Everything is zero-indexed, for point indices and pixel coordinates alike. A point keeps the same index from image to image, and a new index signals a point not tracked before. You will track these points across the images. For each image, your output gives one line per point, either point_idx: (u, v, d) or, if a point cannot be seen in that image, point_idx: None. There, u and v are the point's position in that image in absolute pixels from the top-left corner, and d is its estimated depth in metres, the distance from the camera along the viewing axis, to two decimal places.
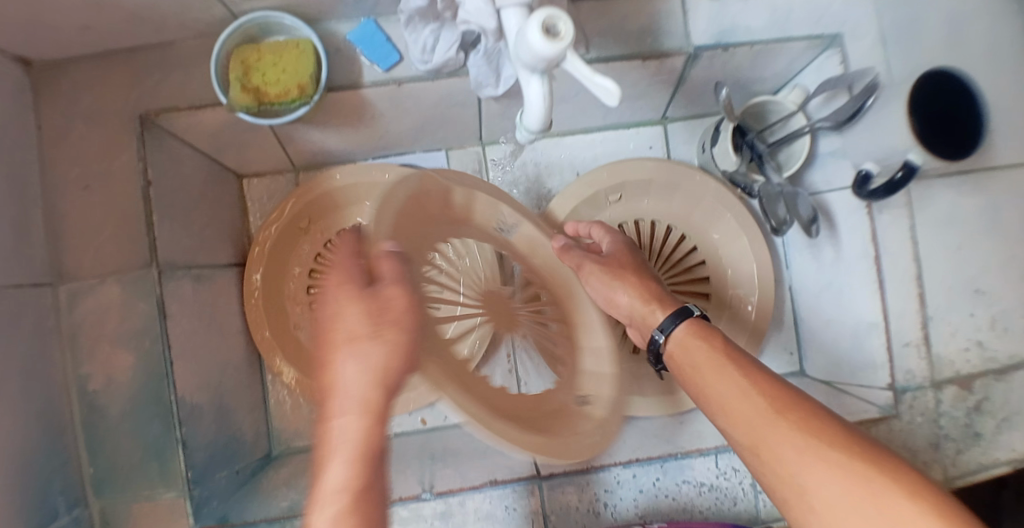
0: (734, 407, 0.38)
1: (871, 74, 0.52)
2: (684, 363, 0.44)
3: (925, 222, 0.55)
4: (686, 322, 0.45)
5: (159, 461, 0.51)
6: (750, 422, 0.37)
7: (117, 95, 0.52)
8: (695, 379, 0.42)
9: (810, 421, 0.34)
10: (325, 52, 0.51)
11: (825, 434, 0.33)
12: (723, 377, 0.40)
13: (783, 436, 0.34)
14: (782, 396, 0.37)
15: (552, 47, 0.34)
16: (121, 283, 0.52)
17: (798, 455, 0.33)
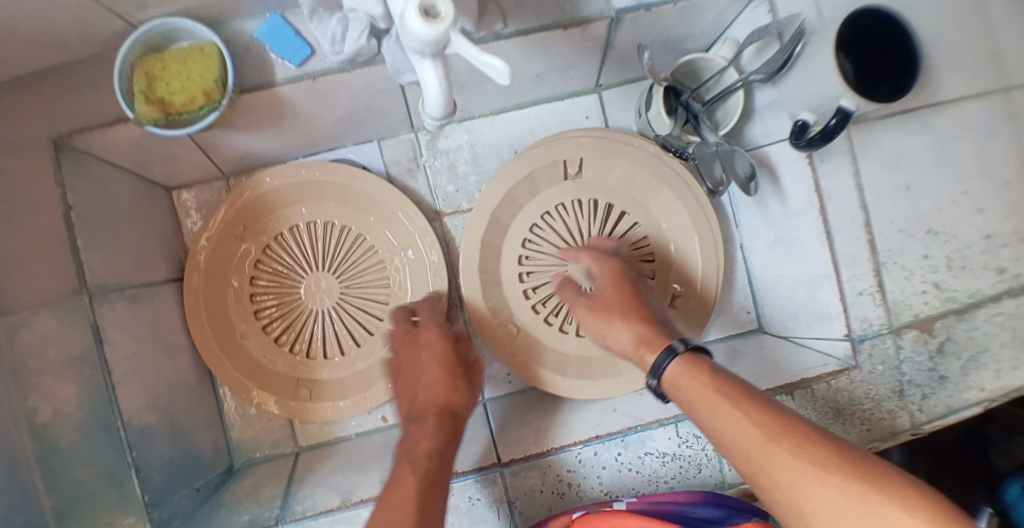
0: (733, 439, 0.37)
1: (798, 19, 0.50)
2: (682, 395, 0.43)
3: (870, 165, 0.55)
4: (679, 358, 0.44)
5: (114, 488, 0.51)
6: (748, 453, 0.36)
7: (24, 119, 0.51)
8: (691, 409, 0.41)
9: (805, 447, 0.34)
10: (231, 54, 0.49)
11: (823, 458, 0.33)
12: (718, 409, 0.39)
13: (782, 465, 0.34)
14: (777, 421, 0.37)
15: (431, 29, 0.33)
16: (54, 314, 0.49)
17: (803, 485, 0.32)
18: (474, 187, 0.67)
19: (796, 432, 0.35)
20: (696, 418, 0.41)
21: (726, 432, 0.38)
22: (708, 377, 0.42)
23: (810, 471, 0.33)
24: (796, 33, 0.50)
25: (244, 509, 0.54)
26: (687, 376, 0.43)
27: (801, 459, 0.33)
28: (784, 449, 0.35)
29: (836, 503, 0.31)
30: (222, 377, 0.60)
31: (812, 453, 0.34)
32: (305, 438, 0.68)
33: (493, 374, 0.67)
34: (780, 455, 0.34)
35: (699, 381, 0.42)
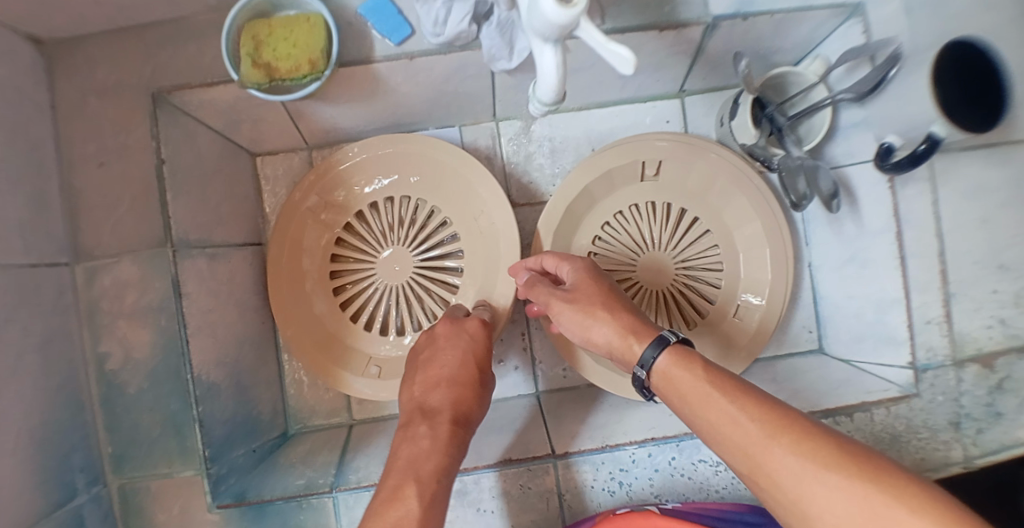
0: (728, 437, 0.36)
1: (894, 44, 0.50)
2: (671, 393, 0.41)
3: (949, 195, 0.54)
4: (668, 351, 0.42)
5: (178, 438, 0.52)
6: (745, 451, 0.36)
7: (129, 71, 0.52)
8: (689, 409, 0.39)
9: (806, 443, 0.33)
10: (337, 26, 0.50)
11: (824, 456, 0.32)
12: (711, 406, 0.38)
13: (782, 463, 0.33)
14: (774, 416, 0.35)
15: (565, 13, 0.34)
16: (136, 260, 0.51)
17: (805, 488, 0.32)
18: (549, 179, 0.68)
19: (794, 426, 0.34)
20: (694, 417, 0.39)
21: (723, 429, 0.37)
22: (697, 369, 0.40)
23: (812, 469, 0.32)
24: (891, 56, 0.50)
25: (298, 473, 0.55)
26: (676, 369, 0.41)
27: (803, 457, 0.33)
28: (783, 445, 0.34)
29: (839, 502, 0.30)
30: (288, 338, 0.60)
31: (815, 450, 0.33)
32: (362, 411, 0.69)
33: (549, 367, 0.67)
34: (782, 453, 0.33)
35: (688, 375, 0.40)
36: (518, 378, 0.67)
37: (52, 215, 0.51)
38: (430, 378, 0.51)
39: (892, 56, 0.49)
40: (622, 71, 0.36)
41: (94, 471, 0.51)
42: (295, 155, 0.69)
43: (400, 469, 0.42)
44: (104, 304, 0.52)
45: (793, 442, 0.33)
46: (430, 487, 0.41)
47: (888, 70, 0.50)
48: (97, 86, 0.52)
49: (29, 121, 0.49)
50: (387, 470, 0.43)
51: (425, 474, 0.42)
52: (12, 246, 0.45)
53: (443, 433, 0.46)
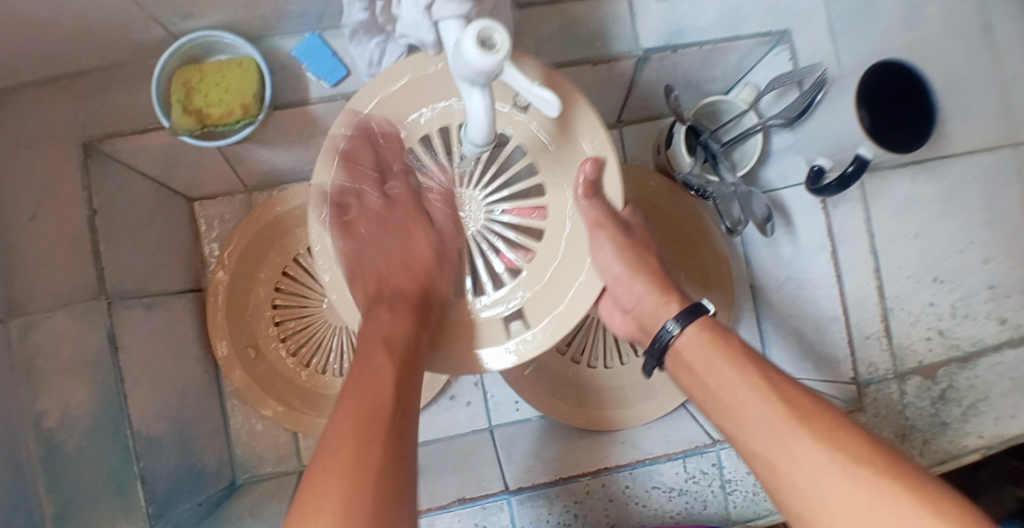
0: (741, 413, 0.38)
1: (819, 69, 0.52)
2: (691, 363, 0.43)
3: (881, 213, 0.56)
4: (698, 321, 0.44)
5: (119, 496, 0.50)
6: (762, 427, 0.37)
7: (59, 120, 0.51)
8: (711, 389, 0.41)
9: (830, 433, 0.34)
10: (269, 70, 0.50)
11: (836, 438, 0.33)
12: (729, 380, 0.39)
13: (798, 441, 0.34)
14: (807, 403, 0.36)
15: (488, 60, 0.33)
16: (70, 315, 0.50)
17: (815, 472, 0.33)
18: None
19: (814, 417, 0.35)
20: (716, 395, 0.40)
21: (740, 411, 0.38)
22: (721, 348, 0.41)
23: (820, 457, 0.33)
24: (816, 82, 0.52)
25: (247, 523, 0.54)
26: (702, 342, 0.42)
27: (821, 443, 0.33)
28: (799, 429, 0.35)
29: (840, 489, 0.31)
30: (230, 378, 0.58)
31: (832, 441, 0.33)
32: (310, 456, 0.68)
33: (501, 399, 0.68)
34: (796, 438, 0.34)
35: (710, 351, 0.42)
36: (470, 413, 0.67)
37: None
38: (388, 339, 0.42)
39: (817, 81, 0.52)
40: (547, 113, 0.34)
41: None
42: (232, 198, 0.69)
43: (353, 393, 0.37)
44: None
45: (810, 426, 0.34)
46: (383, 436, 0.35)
47: (813, 96, 0.52)
48: (26, 137, 0.51)
49: None
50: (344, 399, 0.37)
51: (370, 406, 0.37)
52: None
53: (396, 389, 0.39)
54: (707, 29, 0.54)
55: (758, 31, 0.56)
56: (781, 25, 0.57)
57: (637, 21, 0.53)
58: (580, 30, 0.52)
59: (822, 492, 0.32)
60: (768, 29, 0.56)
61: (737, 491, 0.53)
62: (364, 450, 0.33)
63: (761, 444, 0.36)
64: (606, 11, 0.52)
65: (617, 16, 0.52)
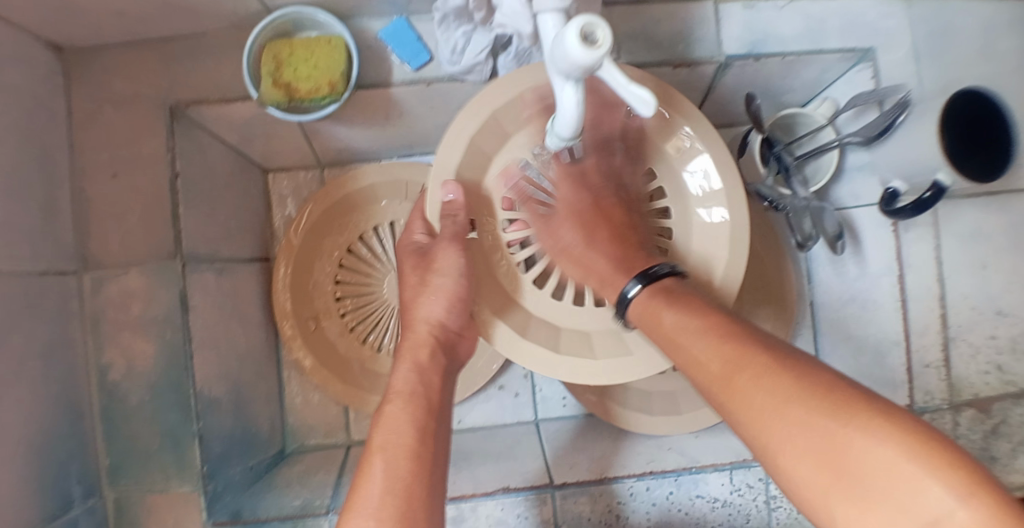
0: (704, 367, 0.35)
1: (904, 90, 0.52)
2: (657, 330, 0.39)
3: (951, 241, 0.56)
4: (652, 285, 0.41)
5: (176, 452, 0.51)
6: (716, 375, 0.34)
7: (148, 82, 0.53)
8: (669, 333, 0.37)
9: (802, 372, 0.30)
10: (356, 49, 0.51)
11: (791, 374, 0.30)
12: (692, 334, 0.36)
13: (762, 383, 0.31)
14: (753, 343, 0.34)
15: (589, 55, 0.32)
16: (142, 272, 0.52)
17: (777, 410, 0.30)
18: None
19: (766, 351, 0.33)
20: (673, 343, 0.37)
21: (701, 364, 0.35)
22: (687, 304, 0.38)
23: (787, 383, 0.30)
24: (899, 103, 0.52)
25: (294, 492, 0.55)
26: (660, 304, 0.39)
27: (787, 376, 0.30)
28: (755, 368, 0.32)
29: (807, 430, 0.28)
30: (290, 346, 0.59)
31: (797, 376, 0.30)
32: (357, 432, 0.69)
33: (548, 394, 0.69)
34: (758, 377, 0.31)
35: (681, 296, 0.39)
36: (516, 404, 0.68)
37: (61, 221, 0.50)
38: (421, 366, 0.42)
39: (900, 101, 0.51)
40: (644, 113, 0.32)
41: (90, 481, 0.51)
42: (304, 173, 0.71)
43: (391, 423, 0.37)
44: (110, 313, 0.52)
45: (774, 359, 0.32)
46: (424, 470, 0.35)
47: (896, 117, 0.52)
48: (116, 96, 0.53)
49: (45, 129, 0.49)
50: (389, 418, 0.38)
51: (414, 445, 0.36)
52: (20, 253, 0.45)
53: (427, 416, 0.39)
54: (792, 40, 0.54)
55: (843, 46, 0.55)
56: (867, 42, 0.55)
57: (722, 29, 0.53)
58: (662, 33, 0.52)
59: (788, 418, 0.29)
60: (852, 46, 0.55)
61: (780, 507, 0.54)
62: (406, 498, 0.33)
63: (720, 376, 0.33)
64: (691, 15, 0.52)
65: (703, 21, 0.52)
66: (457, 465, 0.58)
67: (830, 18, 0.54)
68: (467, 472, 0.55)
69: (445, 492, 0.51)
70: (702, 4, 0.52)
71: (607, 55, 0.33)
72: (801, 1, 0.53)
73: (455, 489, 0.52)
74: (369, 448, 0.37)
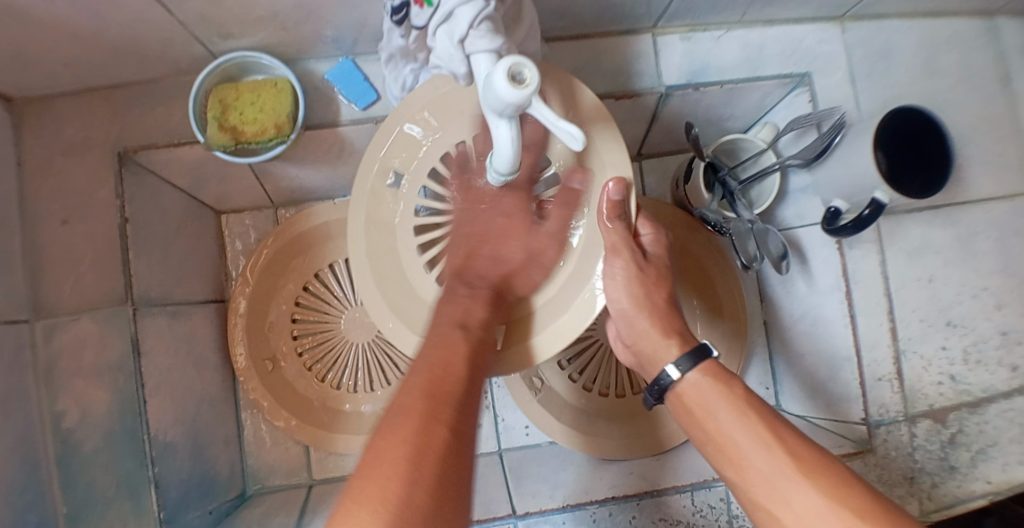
0: (746, 464, 0.36)
1: (838, 113, 0.53)
2: (696, 410, 0.40)
3: (895, 254, 0.58)
4: (702, 365, 0.41)
5: (132, 500, 0.51)
6: (763, 477, 0.35)
7: (100, 131, 0.53)
8: (730, 451, 0.38)
9: (839, 489, 0.31)
10: (303, 91, 0.52)
11: (842, 494, 0.31)
12: (735, 432, 0.38)
13: (801, 495, 0.32)
14: (809, 455, 0.34)
15: (517, 94, 0.33)
16: (96, 319, 0.52)
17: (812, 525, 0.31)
18: None
19: (822, 468, 0.33)
20: (716, 433, 0.39)
21: (745, 459, 0.36)
22: (736, 399, 0.39)
23: (824, 501, 0.31)
24: (835, 125, 0.53)
25: None
26: (706, 389, 0.40)
27: (820, 493, 0.32)
28: (802, 481, 0.33)
29: None
30: (247, 389, 0.59)
31: (835, 496, 0.31)
32: (320, 471, 0.69)
33: (509, 424, 0.69)
34: (796, 488, 0.33)
35: (718, 398, 0.39)
36: (478, 435, 0.69)
37: (12, 269, 0.50)
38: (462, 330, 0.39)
39: (835, 124, 0.53)
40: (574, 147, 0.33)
41: None
42: (260, 212, 0.71)
43: (420, 367, 0.35)
44: (62, 361, 0.51)
45: (812, 480, 0.33)
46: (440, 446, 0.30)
47: (832, 139, 0.53)
48: (66, 145, 0.53)
49: None
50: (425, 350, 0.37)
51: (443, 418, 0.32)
52: None
53: (440, 371, 0.35)
54: (731, 68, 0.55)
55: (780, 72, 0.57)
56: (803, 67, 0.58)
57: (661, 60, 0.54)
58: (601, 67, 0.54)
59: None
60: (789, 71, 0.57)
61: None
62: (421, 429, 0.30)
63: (765, 477, 0.35)
64: (629, 48, 0.54)
65: (641, 53, 0.54)
66: None
67: (766, 44, 0.56)
68: None
69: None
70: (641, 37, 0.54)
71: (535, 94, 0.34)
72: (736, 30, 0.55)
73: None
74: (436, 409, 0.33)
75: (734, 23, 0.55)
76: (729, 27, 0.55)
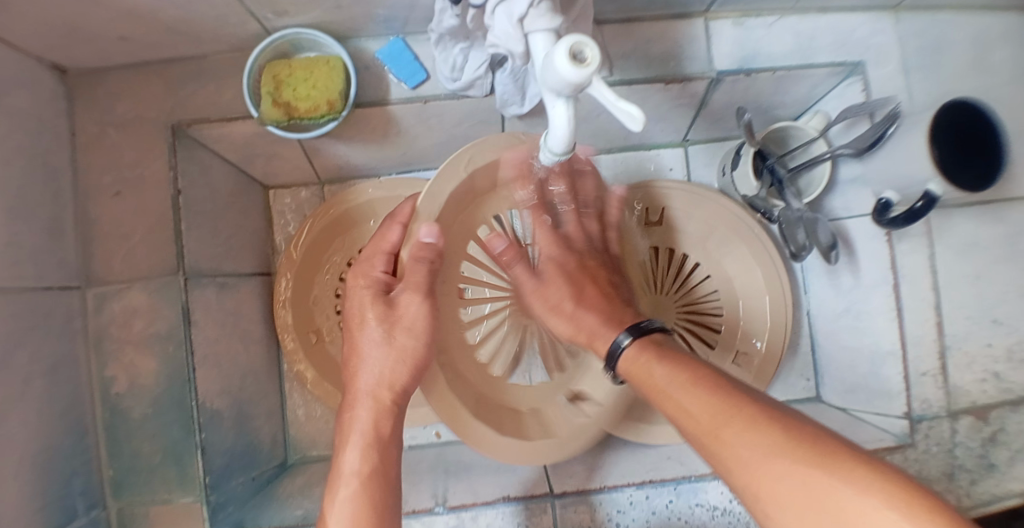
0: (686, 422, 0.36)
1: (894, 102, 0.53)
2: (642, 377, 0.41)
3: (945, 251, 0.56)
4: (637, 341, 0.43)
5: (178, 466, 0.52)
6: (706, 436, 0.34)
7: (151, 104, 0.54)
8: (665, 400, 0.37)
9: (764, 418, 0.32)
10: (355, 68, 0.52)
11: (783, 436, 0.30)
12: (666, 392, 0.37)
13: (748, 438, 0.31)
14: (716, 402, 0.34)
15: (578, 72, 0.33)
16: (147, 288, 0.53)
17: (760, 472, 0.29)
18: None
19: (759, 412, 0.32)
20: (660, 393, 0.38)
21: (689, 412, 0.35)
22: (674, 358, 0.40)
23: (765, 437, 0.30)
24: (890, 115, 0.52)
25: (295, 504, 0.55)
26: (642, 358, 0.42)
27: (765, 440, 0.30)
28: (742, 427, 0.32)
29: (798, 486, 0.28)
30: (292, 362, 0.60)
31: (786, 432, 0.30)
32: None
33: None
34: (745, 428, 0.31)
35: (654, 355, 0.41)
36: None
37: (67, 241, 0.52)
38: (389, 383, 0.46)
39: (890, 114, 0.52)
40: (631, 127, 0.33)
41: (94, 496, 0.51)
42: (304, 190, 0.72)
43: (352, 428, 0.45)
44: (113, 330, 0.53)
45: (761, 419, 0.32)
46: (378, 498, 0.41)
47: (886, 129, 0.52)
48: (118, 117, 0.54)
49: (50, 151, 0.50)
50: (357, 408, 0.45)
51: (364, 480, 0.42)
52: (25, 271, 0.46)
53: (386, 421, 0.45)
54: (782, 56, 0.55)
55: (833, 61, 0.56)
56: (855, 57, 0.57)
57: (712, 45, 0.54)
58: (653, 50, 0.53)
59: (776, 469, 0.29)
60: (841, 60, 0.57)
61: None
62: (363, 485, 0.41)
63: (711, 430, 0.33)
64: (681, 33, 0.53)
65: (692, 38, 0.53)
66: (457, 476, 0.58)
67: (820, 33, 0.56)
68: (466, 483, 0.56)
69: (445, 502, 0.52)
70: (692, 22, 0.53)
71: (596, 73, 0.34)
72: (789, 17, 0.55)
73: (455, 499, 0.52)
74: (337, 474, 0.42)
75: (787, 10, 0.54)
76: (781, 14, 0.55)
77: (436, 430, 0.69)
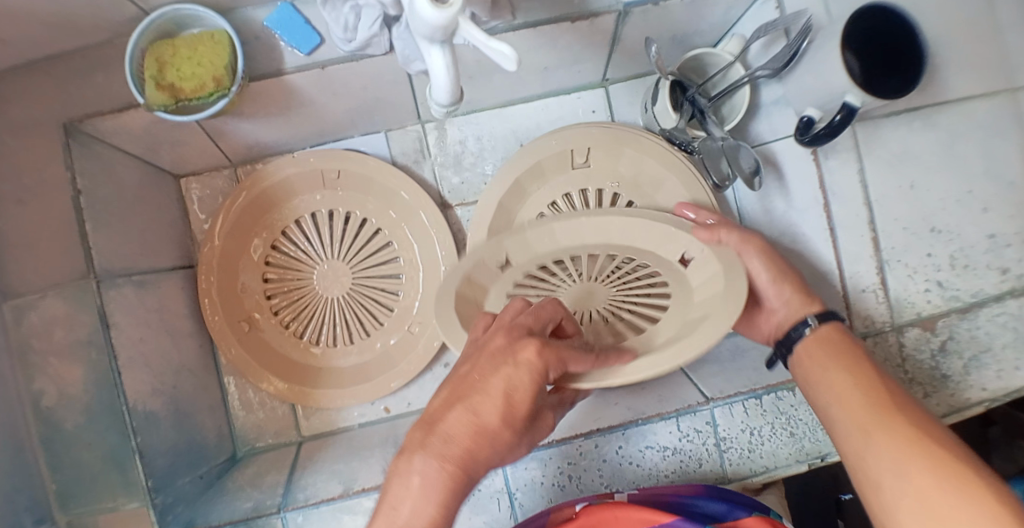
0: (837, 410, 0.41)
1: (805, 15, 0.50)
2: (810, 361, 0.46)
3: (874, 162, 0.56)
4: (829, 325, 0.47)
5: (120, 472, 0.51)
6: (848, 426, 0.39)
7: (38, 105, 0.51)
8: (812, 374, 0.45)
9: (913, 424, 0.36)
10: (242, 43, 0.49)
11: (922, 445, 0.34)
12: (825, 375, 0.43)
13: (886, 433, 0.36)
14: (889, 395, 0.39)
15: (439, 13, 0.31)
16: (62, 296, 0.51)
17: (884, 465, 0.35)
18: (480, 181, 0.70)
19: (904, 410, 0.38)
20: (810, 385, 0.44)
21: (847, 392, 0.41)
22: (839, 349, 0.44)
23: (893, 433, 0.36)
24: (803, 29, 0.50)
25: (247, 495, 0.55)
26: (819, 342, 0.46)
27: (900, 435, 0.35)
28: (884, 428, 0.37)
29: (917, 475, 0.33)
30: (223, 348, 0.61)
31: (920, 431, 0.35)
32: (309, 427, 0.69)
33: None
34: (883, 423, 0.37)
35: (823, 355, 0.45)
36: None
37: None
38: (509, 400, 0.34)
39: (802, 28, 0.50)
40: (504, 66, 0.32)
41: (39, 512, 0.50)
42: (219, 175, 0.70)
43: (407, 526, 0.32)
44: (34, 341, 0.50)
45: (899, 417, 0.37)
46: None
47: (800, 45, 0.51)
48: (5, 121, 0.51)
49: None
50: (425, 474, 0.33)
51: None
52: None
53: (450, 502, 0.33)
54: None
55: None
56: None
57: None
58: None
59: (895, 458, 0.35)
60: None
61: (731, 448, 0.52)
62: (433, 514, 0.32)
63: (853, 426, 0.39)
64: None
65: None
66: None
67: None
68: None
69: None
70: None
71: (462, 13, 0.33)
72: None
73: None
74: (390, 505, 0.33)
75: None
76: None
77: (384, 404, 0.69)
